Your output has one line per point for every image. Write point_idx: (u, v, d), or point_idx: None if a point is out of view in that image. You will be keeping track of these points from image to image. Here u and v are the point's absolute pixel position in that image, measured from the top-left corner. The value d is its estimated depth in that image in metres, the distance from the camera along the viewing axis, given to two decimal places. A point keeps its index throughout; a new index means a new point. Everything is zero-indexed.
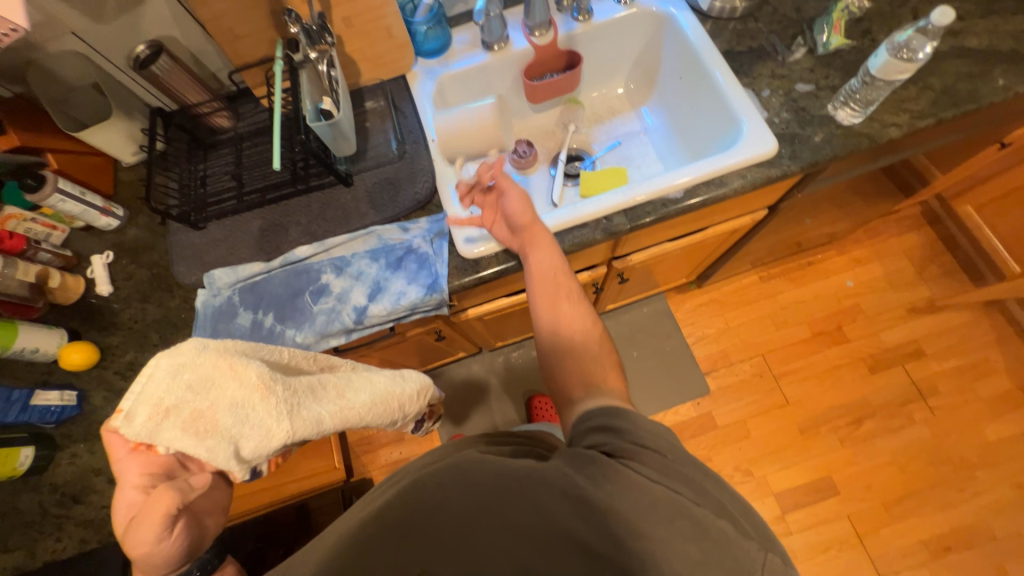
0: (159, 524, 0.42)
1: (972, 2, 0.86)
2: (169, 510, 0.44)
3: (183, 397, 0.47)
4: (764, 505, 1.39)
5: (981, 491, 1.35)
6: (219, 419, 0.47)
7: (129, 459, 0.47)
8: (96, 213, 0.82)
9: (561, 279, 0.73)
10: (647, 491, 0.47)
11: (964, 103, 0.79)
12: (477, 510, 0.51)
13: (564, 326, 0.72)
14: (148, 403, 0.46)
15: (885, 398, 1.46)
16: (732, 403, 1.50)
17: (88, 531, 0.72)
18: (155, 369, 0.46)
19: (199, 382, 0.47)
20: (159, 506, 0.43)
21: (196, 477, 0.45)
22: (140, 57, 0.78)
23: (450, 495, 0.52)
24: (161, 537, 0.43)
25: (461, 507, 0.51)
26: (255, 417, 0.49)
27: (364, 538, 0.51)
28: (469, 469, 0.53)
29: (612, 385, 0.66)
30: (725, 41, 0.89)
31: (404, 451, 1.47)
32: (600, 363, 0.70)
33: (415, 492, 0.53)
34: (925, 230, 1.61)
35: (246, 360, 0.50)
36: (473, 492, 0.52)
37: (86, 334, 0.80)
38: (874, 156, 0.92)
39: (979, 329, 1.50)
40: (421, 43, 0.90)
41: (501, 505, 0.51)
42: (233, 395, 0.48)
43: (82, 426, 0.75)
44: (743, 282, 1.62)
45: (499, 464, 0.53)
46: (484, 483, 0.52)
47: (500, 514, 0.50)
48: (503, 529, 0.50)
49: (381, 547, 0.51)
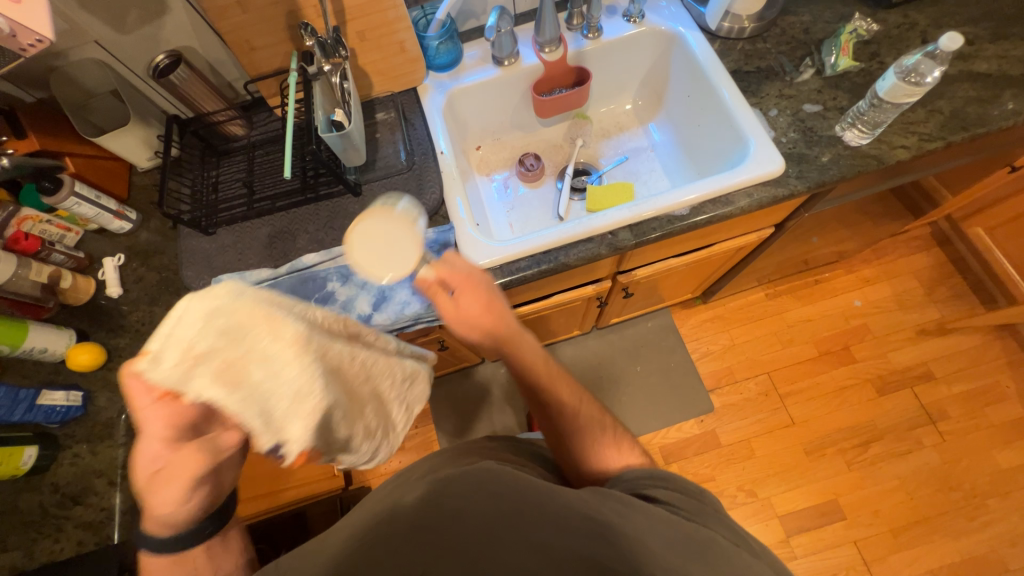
0: (185, 485, 0.49)
1: (982, 27, 0.86)
2: (188, 475, 0.49)
3: (217, 342, 0.41)
4: (768, 527, 1.36)
5: (993, 520, 1.32)
6: (252, 371, 0.41)
7: (152, 410, 0.46)
8: (110, 216, 0.84)
9: (546, 365, 0.69)
10: (670, 522, 0.50)
11: (973, 127, 0.79)
12: (499, 520, 0.52)
13: (554, 402, 0.69)
14: (180, 345, 0.40)
15: (893, 421, 1.43)
16: (736, 421, 1.48)
17: (87, 533, 0.72)
18: (191, 310, 0.41)
19: (235, 328, 0.42)
20: (186, 468, 0.49)
21: (222, 440, 0.50)
22: (159, 66, 0.79)
23: (472, 502, 0.53)
24: (184, 496, 0.50)
25: (481, 515, 0.52)
26: (287, 376, 0.42)
27: (381, 536, 0.51)
28: (491, 478, 0.54)
29: (605, 447, 0.67)
30: (733, 61, 0.90)
31: (404, 460, 1.46)
32: (593, 424, 0.69)
33: (434, 495, 0.53)
34: (936, 251, 1.59)
35: (283, 313, 0.44)
36: (496, 503, 0.53)
37: (95, 336, 0.81)
38: (882, 178, 0.92)
39: (991, 353, 1.47)
40: (432, 57, 0.92)
41: (524, 517, 0.52)
42: (267, 348, 0.42)
43: (85, 427, 0.76)
44: (749, 299, 1.61)
45: (520, 479, 0.54)
46: (507, 494, 0.53)
47: (522, 525, 0.51)
48: (523, 541, 0.51)
49: (398, 547, 0.51)
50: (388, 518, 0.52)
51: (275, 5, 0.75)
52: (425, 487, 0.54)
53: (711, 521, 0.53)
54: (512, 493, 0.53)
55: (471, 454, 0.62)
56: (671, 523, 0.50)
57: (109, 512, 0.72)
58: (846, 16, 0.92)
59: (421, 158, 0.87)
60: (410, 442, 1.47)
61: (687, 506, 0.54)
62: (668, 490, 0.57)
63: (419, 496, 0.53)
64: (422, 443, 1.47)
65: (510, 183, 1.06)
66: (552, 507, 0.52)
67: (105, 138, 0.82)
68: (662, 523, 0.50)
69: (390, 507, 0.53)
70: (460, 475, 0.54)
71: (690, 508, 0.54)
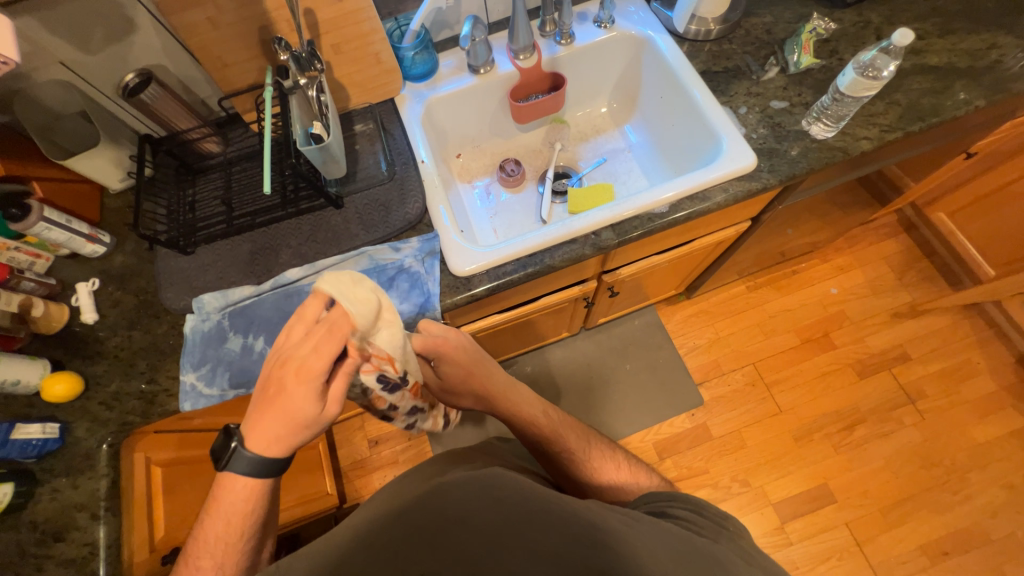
0: (283, 419, 0.51)
1: (930, 23, 0.91)
2: (294, 433, 0.51)
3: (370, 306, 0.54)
4: (763, 515, 1.38)
5: (974, 493, 1.37)
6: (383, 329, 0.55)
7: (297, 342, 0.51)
8: (82, 240, 0.81)
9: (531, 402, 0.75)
10: (681, 536, 0.54)
11: (929, 117, 0.83)
12: (503, 524, 0.52)
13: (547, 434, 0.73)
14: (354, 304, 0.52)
15: (875, 402, 1.48)
16: (726, 413, 1.50)
17: (70, 571, 0.69)
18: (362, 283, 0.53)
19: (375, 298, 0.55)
20: (290, 400, 0.51)
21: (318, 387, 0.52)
22: (128, 85, 0.78)
23: (477, 506, 0.53)
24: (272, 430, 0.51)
25: (486, 520, 0.52)
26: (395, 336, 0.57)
27: (387, 541, 0.52)
28: (497, 484, 0.56)
29: (598, 460, 0.72)
30: (702, 62, 0.93)
31: (398, 474, 1.44)
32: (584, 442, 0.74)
33: (440, 495, 0.55)
34: (903, 236, 1.65)
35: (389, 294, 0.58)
36: (501, 509, 0.53)
37: (70, 364, 0.78)
38: (848, 169, 0.96)
39: (961, 331, 1.53)
40: (409, 67, 0.93)
41: (530, 522, 0.52)
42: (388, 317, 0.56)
43: (64, 460, 0.73)
44: (730, 292, 1.64)
45: (526, 486, 0.56)
46: (512, 500, 0.54)
47: (528, 528, 0.51)
48: (527, 544, 0.50)
49: (403, 552, 0.51)
50: (395, 521, 0.53)
51: (247, 21, 0.75)
52: (432, 491, 0.55)
53: (723, 539, 0.55)
54: (518, 499, 0.54)
55: (477, 462, 0.64)
56: (681, 537, 0.53)
57: (94, 546, 0.70)
58: (805, 16, 0.96)
59: (402, 168, 0.87)
60: (404, 455, 1.45)
61: (699, 523, 0.57)
62: (685, 510, 0.59)
63: (426, 501, 0.54)
64: (416, 455, 1.45)
65: (492, 189, 1.07)
66: (557, 511, 0.53)
67: (76, 160, 0.81)
68: (671, 534, 0.54)
69: (398, 512, 0.54)
70: (467, 480, 0.56)
71: (706, 528, 0.56)
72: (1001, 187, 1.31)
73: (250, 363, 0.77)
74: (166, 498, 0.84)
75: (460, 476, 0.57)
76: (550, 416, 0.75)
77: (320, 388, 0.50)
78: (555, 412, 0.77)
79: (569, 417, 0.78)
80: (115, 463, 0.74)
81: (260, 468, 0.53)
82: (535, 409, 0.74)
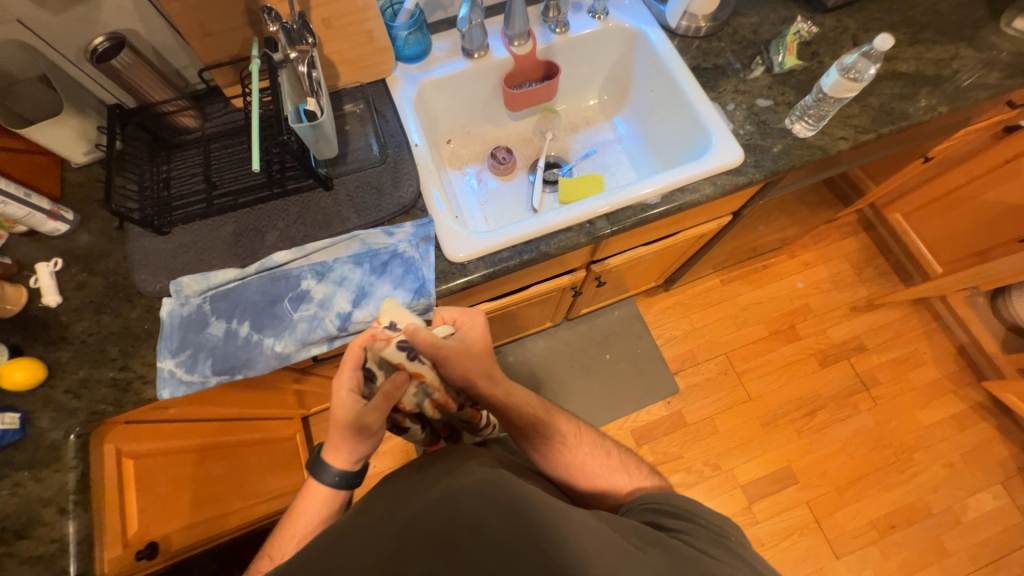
0: (342, 433, 0.64)
1: (900, 32, 0.97)
2: (343, 437, 0.65)
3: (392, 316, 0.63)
4: (732, 496, 1.46)
5: (918, 471, 1.49)
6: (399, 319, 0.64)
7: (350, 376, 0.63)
8: (43, 217, 0.75)
9: (535, 403, 0.75)
10: (690, 558, 0.55)
11: (898, 121, 0.88)
12: (514, 533, 0.53)
13: (552, 427, 0.75)
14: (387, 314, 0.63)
15: (835, 389, 1.58)
16: (699, 400, 1.57)
17: (36, 568, 0.64)
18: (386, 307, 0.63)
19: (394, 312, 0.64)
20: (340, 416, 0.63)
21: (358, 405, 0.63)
22: (97, 50, 0.72)
23: (487, 515, 0.54)
24: (345, 448, 0.65)
25: (497, 529, 0.53)
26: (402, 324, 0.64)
27: (396, 547, 0.52)
28: (505, 493, 0.57)
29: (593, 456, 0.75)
30: (692, 58, 0.95)
31: (379, 465, 1.42)
32: (580, 434, 0.77)
33: (449, 505, 0.55)
34: (862, 235, 1.76)
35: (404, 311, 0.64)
36: (511, 519, 0.54)
37: (30, 350, 0.72)
38: (820, 169, 1.02)
39: (910, 324, 1.66)
40: (401, 48, 0.91)
41: (541, 533, 0.53)
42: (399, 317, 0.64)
43: (26, 452, 0.68)
44: (706, 285, 1.71)
45: (533, 495, 0.57)
46: (522, 510, 0.55)
47: (541, 546, 0.52)
48: (539, 556, 0.51)
49: (414, 559, 0.51)
50: (406, 530, 0.53)
51: None
52: (441, 497, 0.56)
53: (727, 554, 0.57)
54: (528, 509, 0.55)
55: (478, 457, 0.65)
56: (686, 557, 0.55)
57: (63, 542, 0.65)
58: (789, 20, 1.00)
59: (394, 151, 0.85)
60: (385, 445, 1.44)
61: (705, 538, 0.59)
62: (683, 521, 0.61)
63: (434, 507, 0.55)
64: (398, 445, 1.44)
65: (483, 177, 1.06)
66: (569, 527, 0.54)
67: (35, 129, 0.74)
68: (679, 558, 0.55)
69: (406, 521, 0.54)
70: (475, 487, 0.57)
71: (706, 541, 0.58)
72: (950, 191, 1.42)
73: (235, 349, 0.74)
74: (138, 492, 0.79)
75: (468, 483, 0.58)
76: (540, 408, 0.76)
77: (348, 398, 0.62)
78: (554, 410, 0.78)
79: (564, 412, 0.80)
80: (84, 455, 0.69)
81: (339, 476, 0.66)
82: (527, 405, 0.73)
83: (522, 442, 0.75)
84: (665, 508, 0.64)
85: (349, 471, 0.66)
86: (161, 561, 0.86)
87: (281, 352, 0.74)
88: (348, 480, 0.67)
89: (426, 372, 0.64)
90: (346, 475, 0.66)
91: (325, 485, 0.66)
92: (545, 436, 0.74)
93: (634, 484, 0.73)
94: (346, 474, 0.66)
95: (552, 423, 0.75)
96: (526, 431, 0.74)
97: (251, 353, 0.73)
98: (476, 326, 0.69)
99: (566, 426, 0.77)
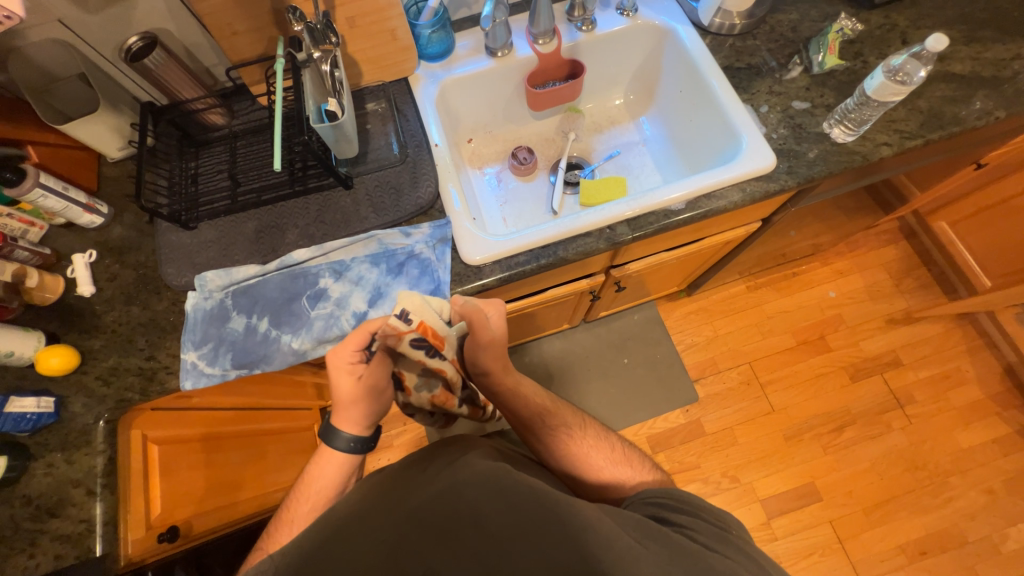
0: (350, 399, 0.63)
1: (956, 30, 0.90)
2: (350, 404, 0.63)
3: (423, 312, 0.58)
4: (750, 510, 1.41)
5: (954, 496, 1.41)
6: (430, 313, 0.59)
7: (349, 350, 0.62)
8: (79, 210, 0.78)
9: (542, 394, 0.74)
10: (692, 553, 0.52)
11: (949, 126, 0.82)
12: (516, 528, 0.52)
13: (558, 417, 0.73)
14: (412, 302, 0.58)
15: (865, 405, 1.51)
16: (719, 410, 1.52)
17: (65, 546, 0.67)
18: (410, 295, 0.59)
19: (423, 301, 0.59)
20: (342, 382, 0.62)
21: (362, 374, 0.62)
22: (132, 49, 0.74)
23: (491, 509, 0.53)
24: (359, 414, 0.64)
25: (501, 523, 0.52)
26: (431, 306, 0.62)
27: (400, 537, 0.52)
28: (507, 486, 0.56)
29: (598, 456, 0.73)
30: (725, 57, 0.91)
31: (392, 458, 1.44)
32: (585, 429, 0.75)
33: (455, 495, 0.55)
34: (903, 244, 1.67)
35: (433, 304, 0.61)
36: (514, 513, 0.53)
37: (65, 338, 0.76)
38: (858, 177, 0.96)
39: (952, 339, 1.56)
40: (424, 47, 0.90)
41: (543, 529, 0.52)
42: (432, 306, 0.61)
43: (59, 435, 0.71)
44: (731, 291, 1.65)
45: (536, 489, 0.55)
46: (525, 503, 0.54)
47: (544, 543, 0.51)
48: (540, 552, 0.50)
49: (416, 546, 0.52)
50: (411, 519, 0.53)
51: None
52: (446, 488, 0.56)
53: (730, 549, 0.54)
54: (530, 503, 0.54)
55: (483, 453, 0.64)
56: (686, 550, 0.53)
57: (90, 523, 0.68)
58: (831, 16, 0.94)
59: (415, 150, 0.85)
60: (399, 439, 1.46)
61: (710, 534, 0.56)
62: (684, 514, 0.59)
63: (439, 498, 0.55)
64: (412, 440, 1.46)
65: (503, 177, 1.05)
66: (569, 524, 0.52)
67: (73, 125, 0.77)
68: (680, 553, 0.52)
69: (411, 510, 0.54)
70: (481, 479, 0.56)
71: (709, 535, 0.56)
72: (1003, 200, 1.33)
73: (254, 344, 0.75)
74: (163, 478, 0.82)
75: (472, 475, 0.57)
76: (545, 398, 0.74)
77: (348, 366, 0.62)
78: (559, 402, 0.76)
79: (568, 404, 0.77)
80: (112, 440, 0.73)
81: (352, 441, 0.64)
82: (533, 394, 0.73)
83: (525, 432, 0.74)
84: (668, 502, 0.61)
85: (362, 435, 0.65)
86: (183, 544, 0.89)
87: (298, 349, 0.75)
88: (363, 443, 0.65)
89: (447, 369, 0.64)
90: (360, 439, 0.65)
91: (339, 452, 0.65)
92: (550, 426, 0.73)
93: (637, 480, 0.70)
94: (359, 439, 0.65)
95: (557, 413, 0.74)
96: (534, 418, 0.72)
97: (269, 349, 0.75)
98: (501, 317, 0.66)
99: (572, 420, 0.75)
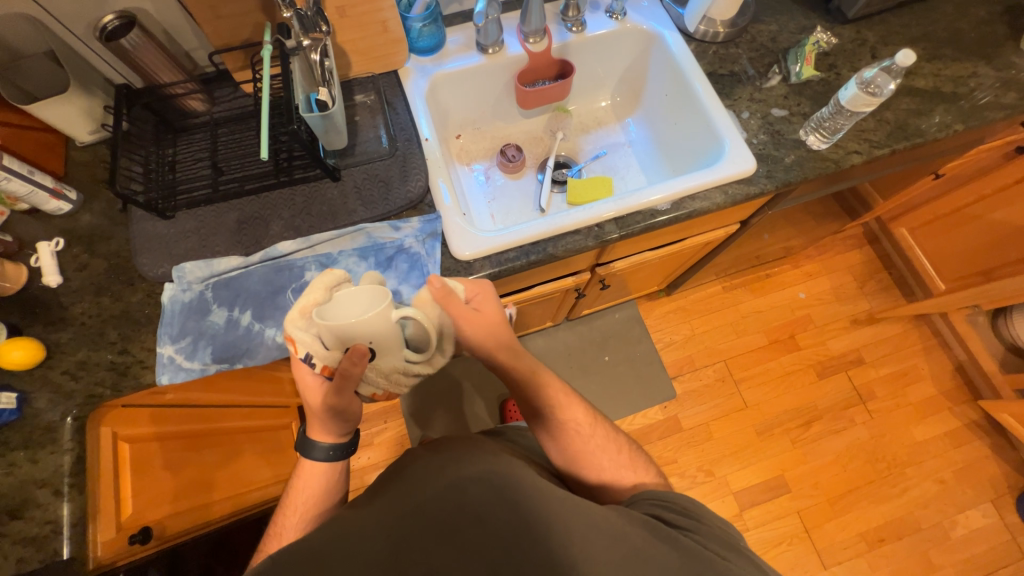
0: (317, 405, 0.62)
1: (920, 47, 0.96)
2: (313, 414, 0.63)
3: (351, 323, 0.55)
4: (724, 502, 1.46)
5: (910, 486, 1.50)
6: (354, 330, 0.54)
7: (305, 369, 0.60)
8: (46, 195, 0.74)
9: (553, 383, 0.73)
10: (704, 559, 0.53)
11: (912, 137, 0.88)
12: (517, 529, 0.52)
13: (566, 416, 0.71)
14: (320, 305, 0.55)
15: (831, 401, 1.59)
16: (696, 406, 1.57)
17: (29, 550, 0.64)
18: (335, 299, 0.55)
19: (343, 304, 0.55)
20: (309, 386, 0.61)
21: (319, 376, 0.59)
22: (106, 28, 0.71)
23: (495, 508, 0.53)
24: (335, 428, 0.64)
25: (502, 522, 0.53)
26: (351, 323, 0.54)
27: (405, 532, 0.52)
28: (510, 485, 0.55)
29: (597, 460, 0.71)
30: (709, 63, 0.95)
31: (373, 456, 1.42)
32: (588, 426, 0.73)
33: (459, 492, 0.55)
34: (866, 248, 1.76)
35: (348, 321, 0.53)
36: (518, 512, 0.54)
37: (28, 330, 0.71)
38: (829, 183, 1.01)
39: (910, 339, 1.66)
40: (415, 40, 0.90)
41: (545, 530, 0.52)
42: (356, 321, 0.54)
43: (21, 432, 0.67)
44: (708, 291, 1.70)
45: (535, 489, 0.56)
46: (530, 504, 0.54)
47: (547, 543, 0.51)
48: (544, 554, 0.51)
49: (417, 543, 0.52)
50: (415, 515, 0.53)
51: None
52: (449, 487, 0.55)
53: (740, 559, 0.54)
54: (535, 502, 0.54)
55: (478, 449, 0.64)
56: (699, 556, 0.53)
57: (58, 524, 0.65)
58: (808, 28, 0.99)
59: (404, 144, 0.85)
60: (380, 438, 1.44)
61: (716, 543, 0.56)
62: (689, 519, 0.59)
63: (440, 496, 0.54)
64: (393, 438, 1.44)
65: (491, 174, 1.05)
66: (568, 527, 0.53)
67: (39, 105, 0.72)
68: (692, 557, 0.53)
69: (413, 508, 0.54)
70: (485, 479, 0.56)
71: (716, 543, 0.56)
72: (957, 209, 1.41)
73: (235, 338, 0.73)
74: (133, 477, 0.79)
75: (474, 471, 0.57)
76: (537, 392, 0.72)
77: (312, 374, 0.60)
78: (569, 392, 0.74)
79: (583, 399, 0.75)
80: (80, 438, 0.69)
81: (330, 454, 0.65)
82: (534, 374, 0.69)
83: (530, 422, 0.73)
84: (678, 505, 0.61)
85: (337, 443, 0.65)
86: (155, 546, 0.87)
87: (283, 343, 0.73)
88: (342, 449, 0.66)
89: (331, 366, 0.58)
90: (340, 445, 0.65)
91: (319, 463, 0.65)
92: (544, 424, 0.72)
93: (636, 480, 0.70)
94: (336, 445, 0.65)
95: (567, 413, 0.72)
96: (531, 410, 0.72)
97: (251, 342, 0.73)
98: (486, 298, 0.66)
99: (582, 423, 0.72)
